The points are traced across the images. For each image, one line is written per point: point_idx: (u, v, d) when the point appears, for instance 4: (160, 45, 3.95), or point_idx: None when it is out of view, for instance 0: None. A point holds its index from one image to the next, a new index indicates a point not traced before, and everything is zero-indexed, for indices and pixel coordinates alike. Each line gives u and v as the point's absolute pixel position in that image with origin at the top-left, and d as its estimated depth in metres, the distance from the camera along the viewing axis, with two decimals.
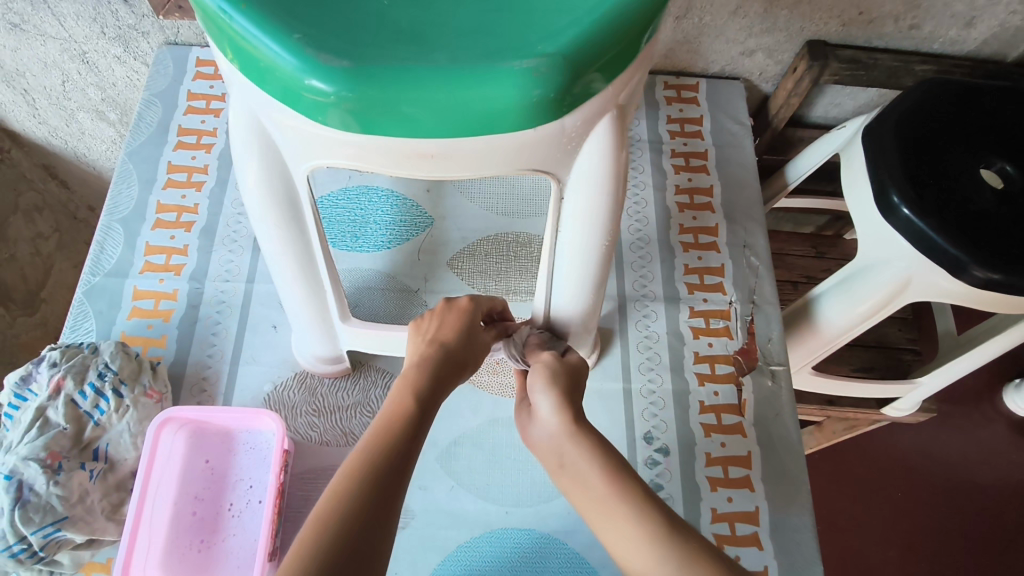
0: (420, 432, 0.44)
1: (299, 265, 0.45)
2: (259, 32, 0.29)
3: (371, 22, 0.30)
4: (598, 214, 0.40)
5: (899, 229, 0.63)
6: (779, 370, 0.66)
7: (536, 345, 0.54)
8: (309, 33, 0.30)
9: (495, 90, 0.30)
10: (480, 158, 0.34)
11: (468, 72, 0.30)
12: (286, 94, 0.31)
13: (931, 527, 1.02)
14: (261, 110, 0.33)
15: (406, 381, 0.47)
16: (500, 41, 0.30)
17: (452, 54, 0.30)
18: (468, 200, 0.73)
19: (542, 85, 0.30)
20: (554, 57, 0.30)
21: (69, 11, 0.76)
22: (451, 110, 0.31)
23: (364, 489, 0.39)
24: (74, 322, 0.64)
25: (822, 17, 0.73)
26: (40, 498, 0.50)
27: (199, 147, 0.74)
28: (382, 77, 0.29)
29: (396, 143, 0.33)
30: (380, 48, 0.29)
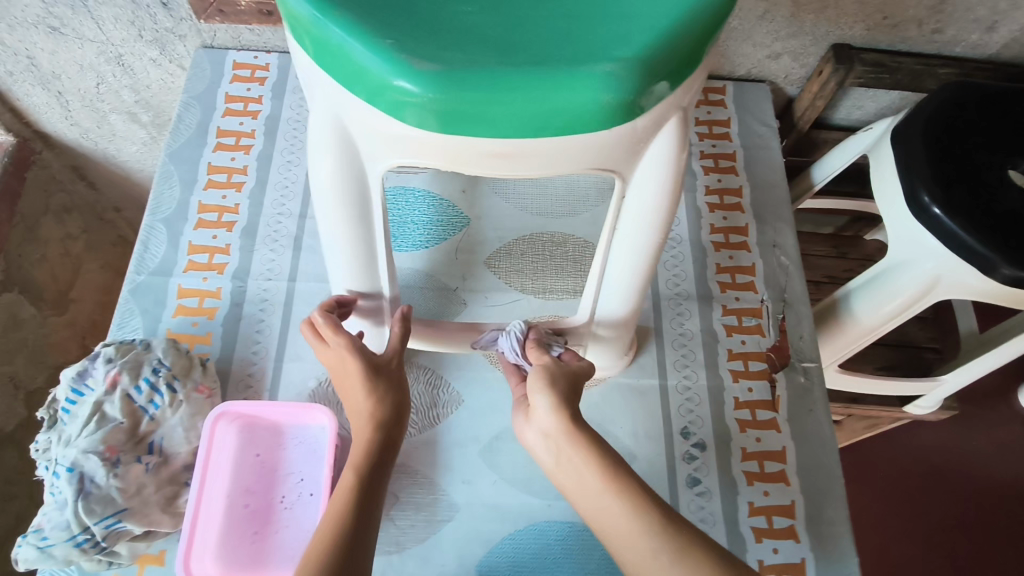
0: (382, 470, 0.48)
1: (358, 261, 0.47)
2: (351, 37, 0.30)
3: (456, 28, 0.31)
4: (658, 212, 0.41)
5: (929, 228, 0.64)
6: (811, 366, 0.68)
7: (536, 342, 0.56)
8: (400, 38, 0.31)
9: (578, 93, 0.31)
10: (555, 159, 0.35)
11: (552, 76, 0.31)
12: (373, 97, 0.32)
13: (951, 523, 1.04)
14: (343, 110, 0.34)
15: (362, 420, 0.50)
16: (581, 46, 0.31)
17: (538, 59, 0.31)
18: (503, 200, 0.74)
19: (622, 87, 0.31)
20: (633, 61, 0.31)
21: (108, 14, 0.75)
22: (534, 112, 0.32)
23: (342, 537, 0.43)
24: (121, 320, 0.66)
25: (847, 22, 0.74)
26: (102, 490, 0.52)
27: (238, 148, 0.75)
28: (471, 81, 0.31)
29: (476, 142, 0.34)
30: (468, 53, 0.31)
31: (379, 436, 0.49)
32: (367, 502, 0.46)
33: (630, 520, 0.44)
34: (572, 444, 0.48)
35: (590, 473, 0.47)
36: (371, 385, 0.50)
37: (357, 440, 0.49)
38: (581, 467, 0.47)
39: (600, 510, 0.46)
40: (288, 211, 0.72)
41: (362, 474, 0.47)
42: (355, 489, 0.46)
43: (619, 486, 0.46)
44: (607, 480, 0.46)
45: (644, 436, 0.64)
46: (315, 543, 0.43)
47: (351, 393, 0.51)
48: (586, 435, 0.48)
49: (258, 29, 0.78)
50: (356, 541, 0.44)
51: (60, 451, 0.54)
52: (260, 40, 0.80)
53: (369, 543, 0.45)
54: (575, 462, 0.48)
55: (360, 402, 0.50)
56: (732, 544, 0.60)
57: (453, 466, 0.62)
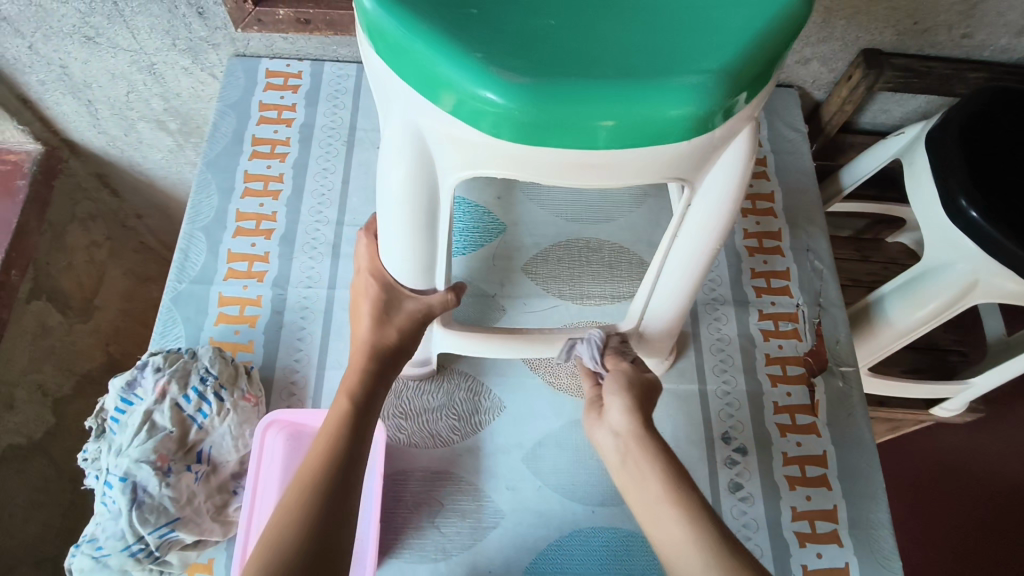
0: (363, 437, 0.47)
1: (419, 270, 0.46)
2: (440, 52, 0.30)
3: (544, 40, 0.31)
4: (721, 222, 0.41)
5: (967, 232, 0.64)
6: (849, 371, 0.68)
7: (615, 351, 0.56)
8: (488, 52, 0.30)
9: (669, 105, 0.31)
10: (633, 168, 0.35)
11: (643, 88, 0.30)
12: (458, 111, 0.32)
13: (976, 525, 1.04)
14: (423, 122, 0.34)
15: (349, 384, 0.48)
16: (668, 58, 0.31)
17: (628, 71, 0.30)
18: (538, 207, 0.75)
19: (712, 98, 0.31)
20: (724, 73, 0.31)
21: (143, 24, 0.76)
22: (622, 126, 0.31)
23: (312, 505, 0.43)
24: (163, 328, 0.66)
25: (878, 27, 0.75)
26: (154, 499, 0.52)
27: (274, 155, 0.75)
28: (561, 94, 0.30)
29: (560, 155, 0.33)
30: (558, 67, 0.30)
31: (362, 402, 0.48)
32: (344, 470, 0.45)
33: (686, 529, 0.45)
34: (634, 449, 0.50)
35: (650, 477, 0.48)
36: (380, 327, 0.48)
37: (339, 404, 0.48)
38: (646, 470, 0.49)
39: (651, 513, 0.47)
40: (325, 219, 0.72)
41: (341, 442, 0.46)
42: (330, 457, 0.45)
43: (678, 494, 0.47)
44: (668, 484, 0.47)
45: (686, 442, 0.65)
46: (285, 509, 0.43)
47: (360, 319, 0.49)
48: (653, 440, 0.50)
49: (291, 38, 0.79)
50: (326, 509, 0.43)
51: (112, 460, 0.54)
52: (292, 48, 0.81)
53: (345, 515, 0.44)
54: (637, 466, 0.50)
55: (350, 363, 0.49)
56: (776, 550, 0.60)
57: (497, 473, 0.62)
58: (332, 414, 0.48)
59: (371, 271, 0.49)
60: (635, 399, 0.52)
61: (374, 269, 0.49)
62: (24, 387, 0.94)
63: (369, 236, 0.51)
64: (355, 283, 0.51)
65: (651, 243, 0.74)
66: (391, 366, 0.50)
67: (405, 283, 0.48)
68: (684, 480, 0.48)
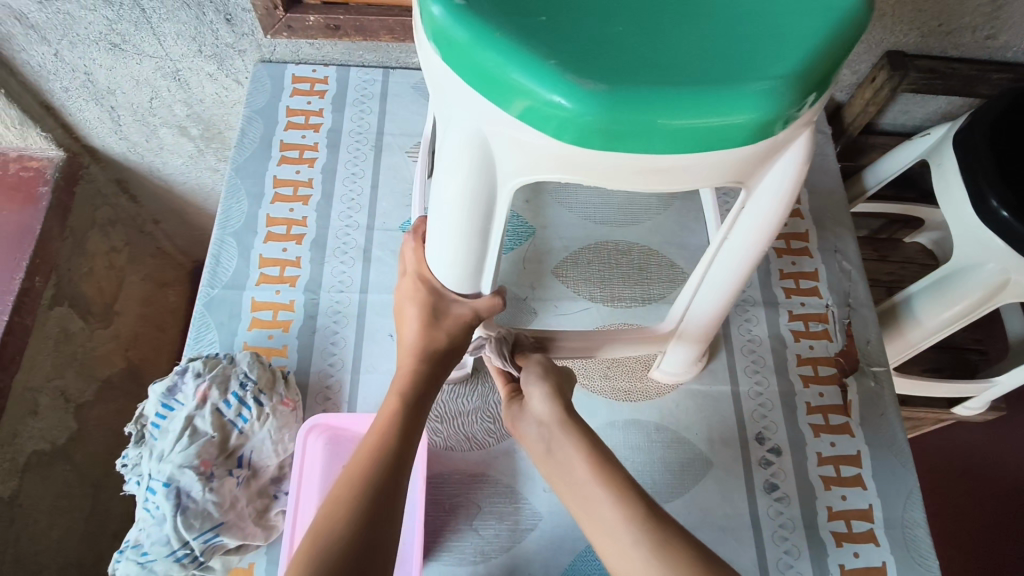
0: (414, 435, 0.48)
1: (466, 274, 0.47)
2: (516, 59, 0.31)
3: (616, 47, 0.31)
4: (773, 223, 0.42)
5: (997, 232, 0.64)
6: (881, 371, 0.68)
7: (523, 349, 0.58)
8: (563, 58, 0.31)
9: (741, 110, 0.31)
10: (697, 173, 0.35)
11: (715, 94, 0.31)
12: (530, 116, 0.32)
13: (997, 523, 1.04)
14: (491, 127, 0.34)
15: (400, 384, 0.50)
16: (738, 64, 0.31)
17: (700, 77, 0.31)
18: (566, 210, 0.75)
19: (782, 103, 0.31)
20: (793, 78, 0.31)
21: (170, 31, 0.74)
22: (692, 132, 0.32)
23: (365, 494, 0.43)
24: (197, 334, 0.66)
25: (902, 29, 0.75)
26: (198, 504, 0.52)
27: (303, 161, 0.76)
28: (635, 99, 0.31)
29: (627, 160, 0.34)
30: (632, 72, 0.31)
31: (413, 401, 0.49)
32: (396, 462, 0.46)
33: (616, 512, 0.44)
34: (563, 433, 0.49)
35: (576, 461, 0.48)
36: (428, 331, 0.49)
37: (391, 400, 0.49)
38: (571, 454, 0.48)
39: (582, 497, 0.47)
40: (355, 224, 0.73)
41: (393, 434, 0.47)
42: (383, 450, 0.46)
43: (606, 476, 0.46)
44: (593, 468, 0.47)
45: (721, 443, 0.65)
46: (337, 497, 0.44)
47: (406, 324, 0.50)
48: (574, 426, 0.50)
49: (318, 43, 0.79)
50: (379, 498, 0.44)
51: (154, 465, 0.54)
52: (318, 53, 0.81)
53: (396, 507, 0.44)
54: (564, 450, 0.49)
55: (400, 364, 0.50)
56: (813, 549, 0.60)
57: (533, 475, 0.62)
58: (382, 411, 0.48)
59: (416, 276, 0.50)
60: (557, 389, 0.52)
61: (419, 272, 0.50)
62: (48, 394, 0.92)
63: (414, 239, 0.51)
64: (401, 284, 0.52)
65: (680, 245, 0.74)
66: (438, 371, 0.51)
67: (453, 287, 0.49)
68: (613, 466, 0.47)
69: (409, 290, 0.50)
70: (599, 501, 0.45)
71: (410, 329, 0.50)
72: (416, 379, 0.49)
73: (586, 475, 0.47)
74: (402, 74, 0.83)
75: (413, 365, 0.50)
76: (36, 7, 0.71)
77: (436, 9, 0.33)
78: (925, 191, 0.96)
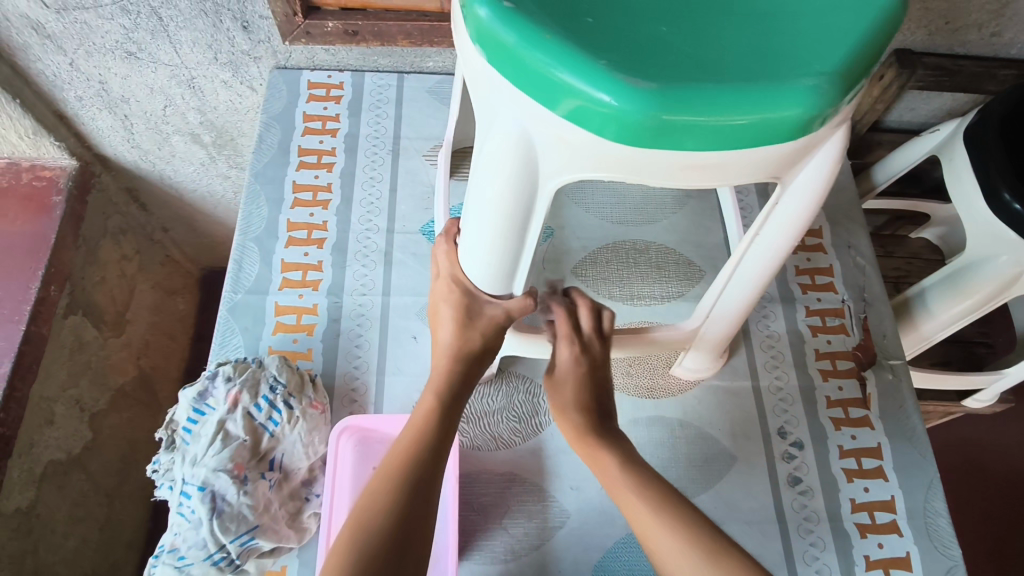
0: (450, 434, 0.48)
1: (501, 276, 0.48)
2: (567, 60, 0.33)
3: (661, 49, 0.33)
4: (807, 216, 0.43)
5: (1011, 225, 0.65)
6: (897, 363, 0.69)
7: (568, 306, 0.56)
8: (613, 59, 0.32)
9: (785, 106, 0.33)
10: (739, 169, 0.36)
11: (760, 91, 0.32)
12: (579, 115, 0.34)
13: (1008, 514, 1.05)
14: (537, 127, 0.36)
15: (436, 383, 0.50)
16: (779, 65, 0.33)
17: (743, 77, 0.33)
18: (583, 210, 0.76)
19: (822, 101, 0.33)
20: (832, 76, 0.33)
21: (187, 39, 0.74)
22: (737, 129, 0.33)
23: (401, 493, 0.44)
24: (222, 338, 0.66)
25: (910, 28, 0.76)
26: (234, 508, 0.52)
27: (320, 166, 0.77)
28: (683, 97, 0.32)
29: (671, 157, 0.35)
30: (679, 72, 0.32)
31: (449, 400, 0.49)
32: (432, 462, 0.46)
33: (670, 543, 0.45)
34: (589, 441, 0.52)
35: (610, 465, 0.51)
36: (462, 331, 0.50)
37: (427, 399, 0.49)
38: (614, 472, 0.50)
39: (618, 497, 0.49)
40: (375, 227, 0.74)
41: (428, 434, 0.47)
42: (417, 447, 0.46)
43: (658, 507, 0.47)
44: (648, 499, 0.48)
45: (744, 438, 0.66)
46: (373, 494, 0.44)
47: (442, 325, 0.51)
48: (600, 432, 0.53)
49: (334, 49, 0.80)
50: (414, 496, 0.44)
51: (187, 470, 0.54)
52: (333, 59, 0.82)
53: (431, 505, 0.45)
54: (597, 455, 0.52)
55: (435, 363, 0.51)
56: (838, 541, 0.61)
57: (560, 473, 0.63)
58: (418, 410, 0.49)
59: (451, 277, 0.51)
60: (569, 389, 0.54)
61: (455, 273, 0.51)
62: (63, 403, 0.91)
63: (447, 241, 0.52)
64: (435, 286, 0.53)
65: (697, 243, 0.75)
66: (473, 369, 0.52)
67: (485, 288, 0.49)
68: (641, 471, 0.50)
69: (445, 290, 0.51)
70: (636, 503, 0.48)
71: (444, 329, 0.51)
72: (452, 377, 0.50)
73: (616, 478, 0.50)
74: (416, 79, 0.84)
75: (447, 365, 0.50)
76: (53, 17, 0.70)
77: (483, 11, 0.34)
78: (930, 186, 0.98)
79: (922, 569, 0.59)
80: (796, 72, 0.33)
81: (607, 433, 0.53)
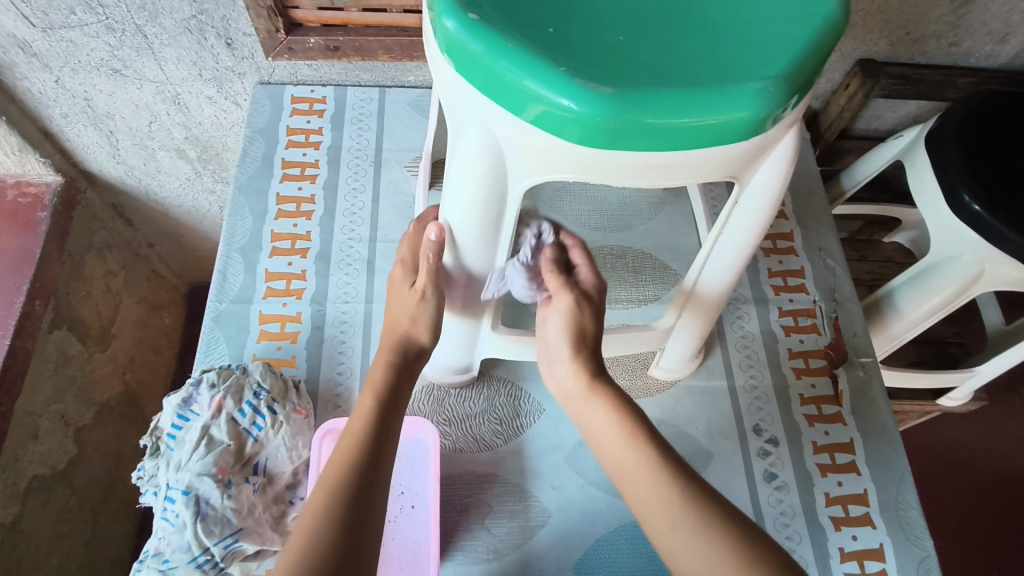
0: (389, 441, 0.48)
1: None
2: (529, 68, 0.35)
3: (619, 57, 0.35)
4: (764, 216, 0.45)
5: (972, 225, 0.68)
6: (868, 361, 0.71)
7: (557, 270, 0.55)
8: (572, 66, 0.35)
9: (734, 109, 0.35)
10: (698, 168, 0.39)
11: (710, 95, 0.35)
12: (543, 120, 0.36)
13: (985, 511, 1.08)
14: (504, 132, 0.38)
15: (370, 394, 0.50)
16: (729, 71, 0.35)
17: (695, 82, 0.35)
18: (561, 217, 0.78)
19: (770, 103, 0.35)
20: (779, 80, 0.35)
21: (171, 55, 0.75)
22: (691, 129, 0.35)
23: (341, 500, 0.43)
24: (207, 348, 0.67)
25: (872, 38, 0.79)
26: (218, 511, 0.53)
27: (304, 178, 0.79)
28: (639, 100, 0.34)
29: (631, 159, 0.37)
30: (635, 78, 0.35)
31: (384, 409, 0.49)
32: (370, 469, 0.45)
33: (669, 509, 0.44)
34: (595, 387, 0.53)
35: (604, 416, 0.51)
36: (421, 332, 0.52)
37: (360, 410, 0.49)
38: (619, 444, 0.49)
39: (614, 453, 0.49)
40: (358, 236, 0.76)
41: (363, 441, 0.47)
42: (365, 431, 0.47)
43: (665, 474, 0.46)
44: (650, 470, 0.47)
45: (720, 436, 0.67)
46: (314, 506, 0.43)
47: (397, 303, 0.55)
48: (601, 378, 0.53)
49: (316, 65, 0.82)
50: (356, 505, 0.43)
51: (171, 475, 0.54)
52: (316, 74, 0.84)
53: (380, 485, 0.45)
54: (591, 404, 0.52)
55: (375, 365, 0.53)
56: (813, 534, 0.62)
57: (542, 473, 0.64)
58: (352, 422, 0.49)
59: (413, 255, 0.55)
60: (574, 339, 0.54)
61: (440, 223, 0.49)
62: (48, 418, 0.91)
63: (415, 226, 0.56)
64: (413, 290, 0.54)
65: (672, 248, 0.77)
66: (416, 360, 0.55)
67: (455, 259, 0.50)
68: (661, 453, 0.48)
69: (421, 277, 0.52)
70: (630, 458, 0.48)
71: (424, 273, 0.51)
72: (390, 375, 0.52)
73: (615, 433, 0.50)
74: (397, 93, 0.86)
75: (383, 377, 0.51)
76: (40, 36, 0.71)
77: (450, 22, 0.36)
78: (900, 192, 1.01)
79: (894, 559, 0.61)
80: (745, 77, 0.35)
81: (606, 379, 0.54)
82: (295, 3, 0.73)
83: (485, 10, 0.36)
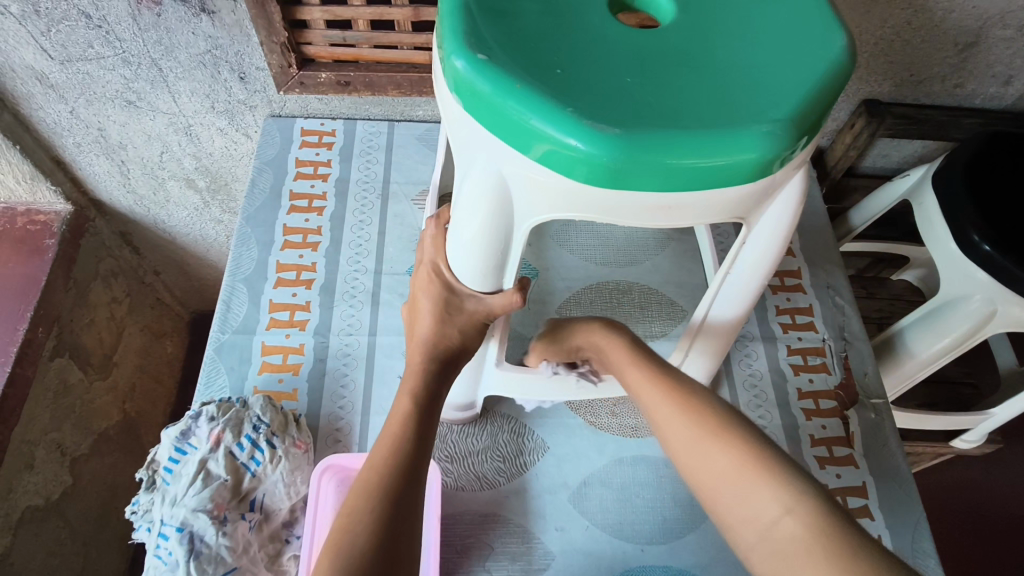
0: (419, 470, 0.44)
1: (489, 284, 0.49)
2: (536, 107, 0.35)
3: (627, 97, 0.35)
4: (773, 253, 0.45)
5: (982, 265, 0.67)
6: (879, 402, 0.70)
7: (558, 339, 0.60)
8: (579, 106, 0.35)
9: (741, 150, 0.35)
10: (703, 210, 0.39)
11: (717, 137, 0.35)
12: (550, 160, 0.36)
13: (1002, 558, 1.04)
14: (510, 169, 0.38)
15: (392, 427, 0.46)
16: (737, 112, 0.35)
17: (701, 122, 0.35)
18: (567, 252, 0.78)
19: (777, 145, 0.35)
20: (786, 123, 0.35)
21: (185, 88, 0.77)
22: (698, 169, 0.35)
23: (370, 544, 0.39)
24: (208, 379, 0.66)
25: (876, 79, 0.80)
26: (212, 549, 0.51)
27: (311, 210, 0.79)
28: (647, 141, 0.34)
29: (637, 199, 0.37)
30: (643, 118, 0.35)
31: (410, 439, 0.45)
32: (400, 510, 0.41)
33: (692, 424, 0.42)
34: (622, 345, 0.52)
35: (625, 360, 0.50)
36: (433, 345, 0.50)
37: (382, 443, 0.45)
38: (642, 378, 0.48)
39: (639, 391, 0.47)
40: (363, 268, 0.75)
41: (392, 479, 0.42)
42: (399, 442, 0.45)
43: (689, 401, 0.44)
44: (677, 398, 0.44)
45: None
46: (353, 513, 0.41)
47: (421, 310, 0.51)
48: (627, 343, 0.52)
49: (327, 99, 0.83)
50: (383, 550, 0.39)
51: (166, 510, 0.53)
52: (326, 108, 0.85)
53: (417, 501, 0.43)
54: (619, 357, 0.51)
55: (413, 361, 0.50)
56: None
57: (545, 514, 0.62)
58: (373, 457, 0.45)
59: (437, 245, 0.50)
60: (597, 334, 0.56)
61: (519, 294, 0.48)
62: (45, 447, 0.90)
63: (436, 226, 0.51)
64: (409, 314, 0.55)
65: (680, 284, 0.76)
66: (446, 372, 0.51)
67: (470, 285, 0.49)
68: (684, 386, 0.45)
69: (423, 287, 0.51)
70: (657, 400, 0.45)
71: (497, 298, 0.49)
72: (428, 376, 0.49)
73: (636, 378, 0.48)
74: (406, 127, 0.87)
75: (410, 405, 0.47)
76: (57, 68, 0.73)
77: (458, 62, 0.37)
78: (909, 230, 1.00)
79: None
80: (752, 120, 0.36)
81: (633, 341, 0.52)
82: (307, 39, 0.74)
83: (493, 49, 0.37)
